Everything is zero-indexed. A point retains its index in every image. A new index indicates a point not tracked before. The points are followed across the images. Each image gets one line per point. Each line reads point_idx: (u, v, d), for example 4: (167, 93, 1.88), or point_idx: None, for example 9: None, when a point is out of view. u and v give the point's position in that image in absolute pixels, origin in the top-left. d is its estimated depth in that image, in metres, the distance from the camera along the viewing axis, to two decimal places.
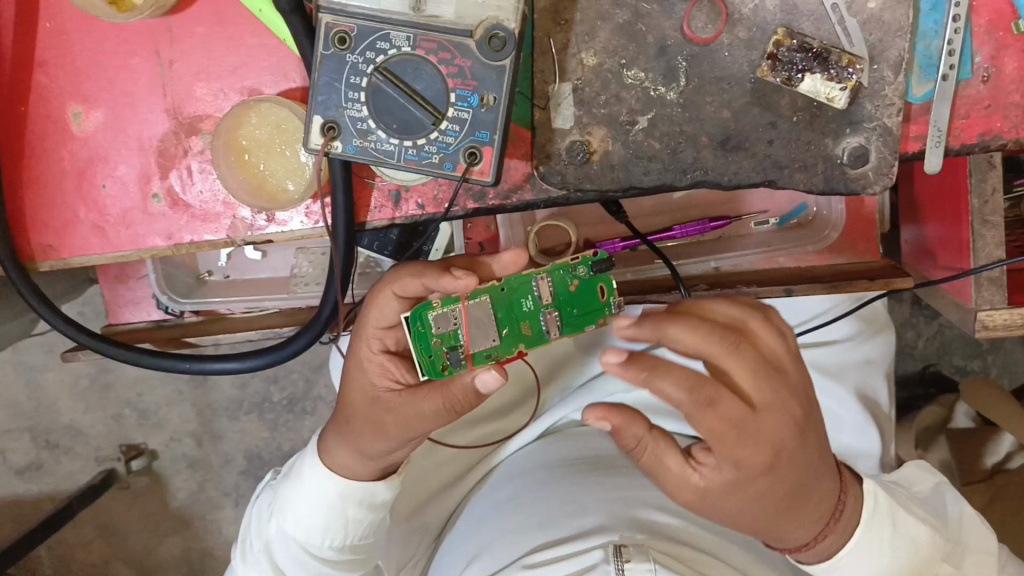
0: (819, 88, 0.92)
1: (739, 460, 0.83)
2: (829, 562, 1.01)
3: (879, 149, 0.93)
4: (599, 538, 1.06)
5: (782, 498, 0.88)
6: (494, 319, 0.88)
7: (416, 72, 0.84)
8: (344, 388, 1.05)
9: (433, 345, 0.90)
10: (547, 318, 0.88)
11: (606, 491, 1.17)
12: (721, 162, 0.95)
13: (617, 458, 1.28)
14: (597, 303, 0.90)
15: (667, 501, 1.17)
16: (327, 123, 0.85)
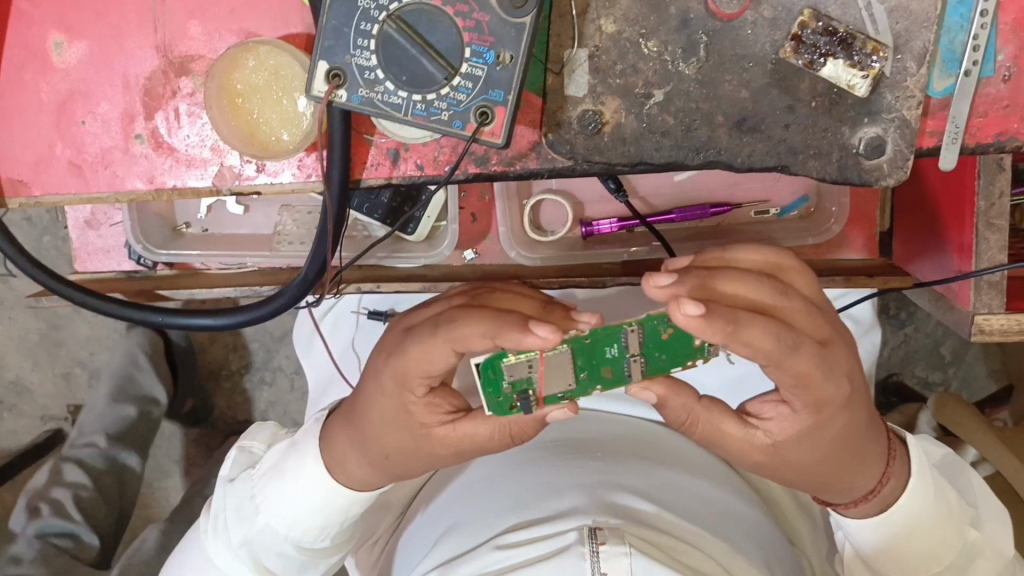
0: (840, 74, 0.91)
1: (814, 403, 0.87)
2: (886, 513, 1.06)
3: (895, 141, 0.92)
4: (574, 519, 1.08)
5: (843, 443, 0.94)
6: (575, 369, 0.83)
7: (431, 24, 0.84)
8: (368, 412, 0.97)
9: (505, 388, 0.85)
10: (632, 365, 0.84)
11: (583, 474, 1.19)
12: (736, 143, 0.94)
13: (595, 443, 1.32)
14: (690, 349, 0.85)
15: (642, 487, 1.18)
16: (333, 70, 0.86)
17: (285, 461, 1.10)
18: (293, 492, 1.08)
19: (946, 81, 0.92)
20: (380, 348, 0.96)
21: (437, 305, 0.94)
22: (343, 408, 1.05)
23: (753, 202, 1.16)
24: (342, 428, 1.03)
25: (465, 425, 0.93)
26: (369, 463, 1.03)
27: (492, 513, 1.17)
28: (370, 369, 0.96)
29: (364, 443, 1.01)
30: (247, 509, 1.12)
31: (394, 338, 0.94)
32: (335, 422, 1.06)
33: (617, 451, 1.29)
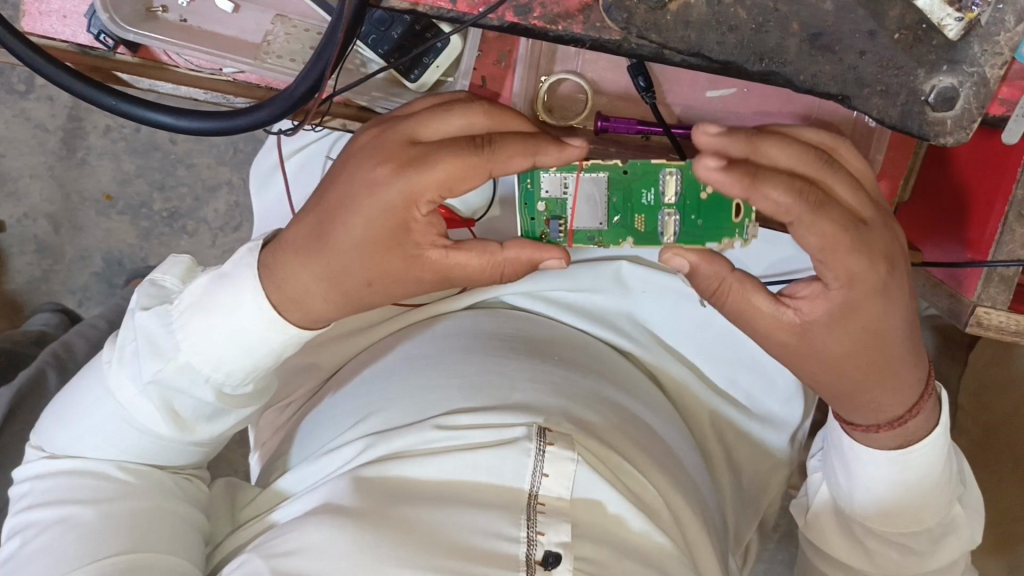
0: (935, 9, 0.82)
1: (853, 278, 0.84)
2: (902, 450, 1.01)
3: (968, 98, 0.85)
4: (527, 415, 1.02)
5: (874, 345, 0.91)
6: (608, 202, 0.94)
7: None
8: (348, 229, 0.87)
9: (540, 211, 0.96)
10: (664, 219, 0.94)
11: (540, 373, 1.11)
12: (805, 59, 0.85)
13: (558, 345, 1.21)
14: (727, 223, 0.94)
15: (597, 402, 1.11)
16: None
17: (212, 295, 0.94)
18: (227, 326, 0.93)
19: None
20: (365, 155, 0.87)
21: (426, 113, 0.87)
22: (313, 207, 0.93)
23: None
24: (308, 238, 0.90)
25: (458, 255, 0.89)
26: (337, 286, 0.91)
27: (436, 391, 1.08)
28: (354, 179, 0.87)
29: (342, 262, 0.89)
30: (155, 341, 0.96)
31: (384, 147, 0.86)
32: (296, 239, 0.92)
33: (571, 356, 1.19)
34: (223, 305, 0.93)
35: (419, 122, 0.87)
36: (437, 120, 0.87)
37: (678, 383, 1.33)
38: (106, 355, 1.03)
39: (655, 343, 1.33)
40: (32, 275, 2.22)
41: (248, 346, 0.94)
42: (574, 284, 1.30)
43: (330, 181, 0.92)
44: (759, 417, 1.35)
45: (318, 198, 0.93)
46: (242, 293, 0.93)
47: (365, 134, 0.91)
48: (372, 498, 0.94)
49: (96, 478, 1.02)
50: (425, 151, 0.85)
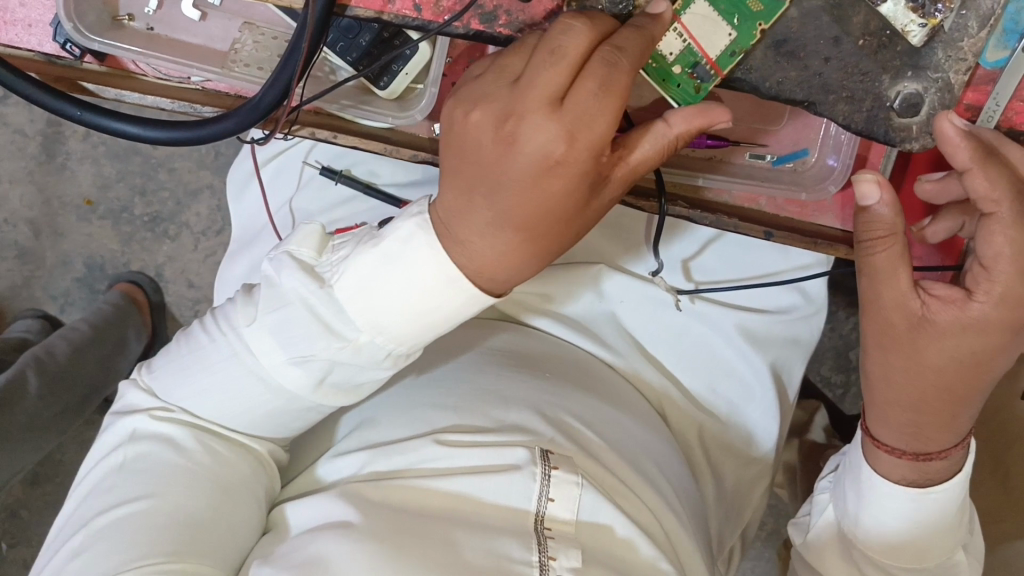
0: (898, 15, 0.82)
1: (1004, 294, 0.83)
2: (918, 491, 0.98)
3: (933, 103, 0.85)
4: (523, 435, 0.96)
5: (978, 366, 0.89)
6: (718, 16, 0.84)
7: None
8: (520, 180, 0.80)
9: (670, 74, 0.88)
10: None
11: (533, 389, 1.06)
12: (770, 64, 0.85)
13: (549, 362, 1.17)
14: None
15: (586, 412, 1.07)
16: None
17: (380, 268, 0.84)
18: (399, 297, 0.84)
19: (1001, 53, 0.85)
20: (518, 127, 0.78)
21: (550, 64, 0.76)
22: (447, 178, 0.84)
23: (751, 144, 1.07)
24: (460, 204, 0.83)
25: (638, 155, 0.83)
26: (513, 239, 0.83)
27: (423, 408, 1.02)
28: (513, 154, 0.79)
29: (515, 210, 0.81)
30: (326, 321, 0.87)
31: (535, 131, 0.77)
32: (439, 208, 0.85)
33: (560, 369, 1.16)
34: (401, 275, 0.84)
35: (548, 75, 0.76)
36: (563, 62, 0.76)
37: (659, 395, 1.29)
38: (244, 322, 0.92)
39: (632, 354, 1.29)
40: (13, 281, 2.21)
41: (423, 318, 0.85)
42: (558, 298, 1.33)
43: (453, 150, 0.84)
44: (736, 425, 1.32)
45: (450, 163, 0.84)
46: (409, 261, 0.84)
47: (470, 110, 0.81)
48: (386, 519, 0.85)
49: (173, 448, 0.92)
50: (578, 105, 0.76)
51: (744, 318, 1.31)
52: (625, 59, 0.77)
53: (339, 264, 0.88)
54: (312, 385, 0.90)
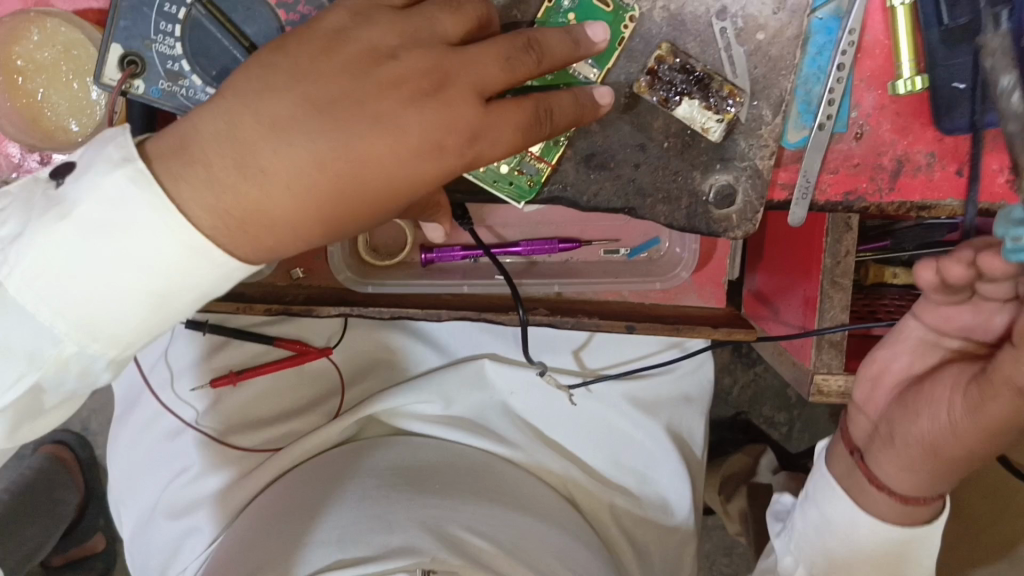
0: (695, 116, 0.85)
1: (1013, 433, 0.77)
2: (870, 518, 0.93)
3: (746, 192, 0.87)
4: (405, 557, 0.94)
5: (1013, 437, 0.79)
6: None
7: (247, 13, 0.74)
8: (250, 164, 0.67)
9: (499, 176, 0.88)
10: (577, 65, 0.84)
11: (418, 508, 1.04)
12: (583, 179, 0.87)
13: (437, 471, 1.16)
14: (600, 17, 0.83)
15: (479, 523, 1.05)
16: (128, 56, 0.72)
17: (83, 239, 0.69)
18: (93, 289, 0.70)
19: (800, 133, 0.89)
20: (410, 68, 0.70)
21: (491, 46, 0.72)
22: (265, 84, 0.68)
23: (602, 240, 1.09)
24: (285, 121, 0.67)
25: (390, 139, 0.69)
26: (313, 197, 0.68)
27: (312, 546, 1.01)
28: (416, 103, 0.70)
29: (357, 155, 0.68)
30: (5, 332, 0.73)
31: (466, 68, 0.71)
32: (173, 135, 0.69)
33: (449, 477, 1.15)
34: (123, 242, 0.67)
35: (487, 69, 0.72)
36: (512, 71, 0.73)
37: (566, 483, 1.29)
38: None
39: (532, 444, 1.29)
40: None
41: (144, 298, 0.70)
42: (446, 401, 1.31)
43: (326, 57, 0.70)
44: (649, 496, 1.31)
45: (301, 59, 0.69)
46: (120, 225, 0.67)
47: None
48: None
49: None
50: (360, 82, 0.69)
51: (633, 389, 1.33)
52: (553, 103, 0.75)
53: (17, 244, 0.70)
54: (14, 414, 0.78)
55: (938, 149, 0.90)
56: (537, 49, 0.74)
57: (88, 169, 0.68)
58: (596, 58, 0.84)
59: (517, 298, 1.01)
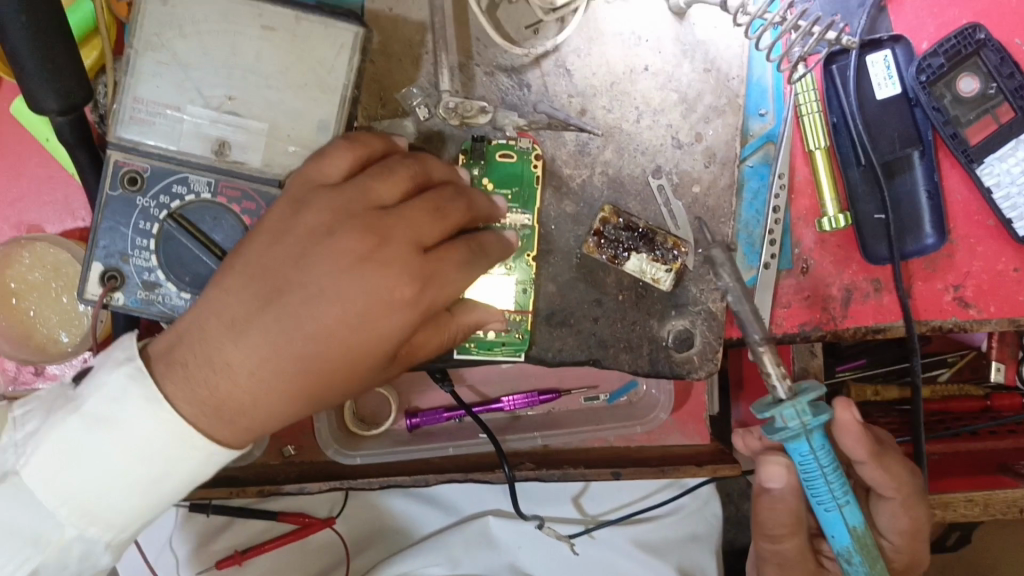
0: (645, 268, 0.90)
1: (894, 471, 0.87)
2: None
3: (704, 333, 0.91)
4: None
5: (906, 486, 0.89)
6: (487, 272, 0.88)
7: (216, 220, 0.79)
8: (217, 359, 0.67)
9: (490, 343, 0.89)
10: (509, 217, 0.88)
11: None
12: (547, 337, 0.91)
13: None
14: (518, 170, 0.87)
15: None
16: (107, 272, 0.78)
17: (86, 441, 0.69)
18: (97, 485, 0.69)
19: (749, 274, 0.94)
20: (343, 238, 0.67)
21: (423, 202, 0.71)
22: (225, 285, 0.68)
23: (580, 388, 1.11)
24: (243, 315, 0.67)
25: (340, 307, 0.66)
26: (278, 385, 0.67)
27: None
28: (357, 270, 0.66)
29: (313, 333, 0.66)
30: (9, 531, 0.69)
31: (402, 227, 0.69)
32: (163, 340, 0.70)
33: None
34: (131, 440, 0.68)
35: (421, 224, 0.70)
36: (443, 222, 0.71)
37: None
38: None
39: None
40: None
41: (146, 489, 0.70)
42: (453, 563, 1.30)
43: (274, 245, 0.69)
44: None
45: (252, 253, 0.69)
46: (122, 424, 0.68)
47: (309, 173, 0.72)
48: None
49: None
50: (303, 257, 0.67)
51: (637, 532, 1.32)
52: (495, 241, 0.77)
53: (28, 445, 0.70)
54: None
55: (884, 275, 0.95)
56: (466, 198, 0.75)
57: (97, 372, 0.70)
58: (524, 205, 0.88)
59: (502, 454, 1.03)
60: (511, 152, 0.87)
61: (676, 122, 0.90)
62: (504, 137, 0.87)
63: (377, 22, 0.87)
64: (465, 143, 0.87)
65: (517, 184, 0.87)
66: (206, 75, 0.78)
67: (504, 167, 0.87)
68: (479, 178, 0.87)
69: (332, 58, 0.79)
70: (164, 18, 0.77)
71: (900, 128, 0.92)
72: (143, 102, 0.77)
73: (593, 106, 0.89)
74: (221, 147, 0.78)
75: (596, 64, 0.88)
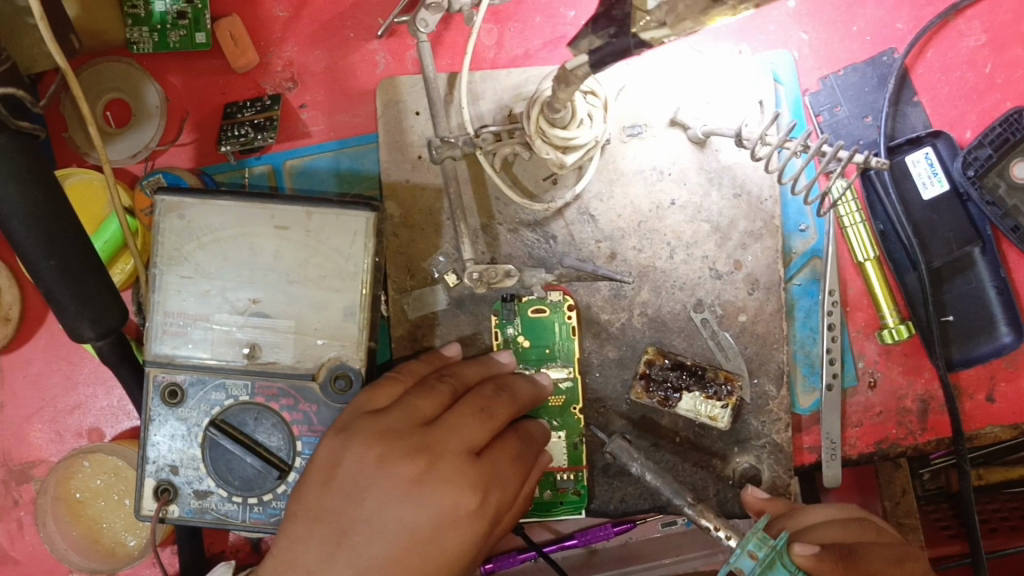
0: (699, 407, 0.85)
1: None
2: None
3: (772, 468, 0.86)
4: None
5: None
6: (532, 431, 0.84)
7: (257, 421, 0.79)
8: None
9: (548, 502, 0.85)
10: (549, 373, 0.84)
11: None
12: (606, 488, 0.87)
13: None
14: (547, 323, 0.84)
15: None
16: (160, 485, 0.79)
17: None
18: None
19: (811, 396, 0.89)
20: (399, 458, 0.64)
21: (467, 409, 0.69)
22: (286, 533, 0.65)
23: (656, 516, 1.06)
24: (314, 565, 0.64)
25: (410, 538, 0.62)
26: None
27: None
28: (417, 488, 0.63)
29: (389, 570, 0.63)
30: None
31: (453, 437, 0.66)
32: None
33: None
34: None
35: (471, 427, 0.67)
36: (491, 422, 0.69)
37: None
38: None
39: None
40: None
41: None
42: None
43: (328, 487, 0.65)
44: None
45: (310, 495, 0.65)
46: None
47: (353, 409, 0.69)
48: None
49: None
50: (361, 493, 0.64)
51: None
52: (540, 427, 0.76)
53: None
54: None
55: (960, 380, 0.89)
56: (506, 390, 0.73)
57: None
58: (564, 359, 0.84)
59: None
60: (543, 305, 0.84)
61: (711, 252, 0.87)
62: (534, 294, 0.84)
63: (395, 194, 0.87)
64: (496, 303, 0.85)
65: (552, 338, 0.84)
66: (229, 281, 0.78)
67: (538, 322, 0.84)
68: (514, 336, 0.84)
69: (347, 245, 0.78)
70: (182, 232, 0.78)
71: (954, 226, 0.86)
72: (174, 314, 0.78)
73: (623, 248, 0.86)
74: (252, 349, 0.78)
75: (620, 206, 0.86)
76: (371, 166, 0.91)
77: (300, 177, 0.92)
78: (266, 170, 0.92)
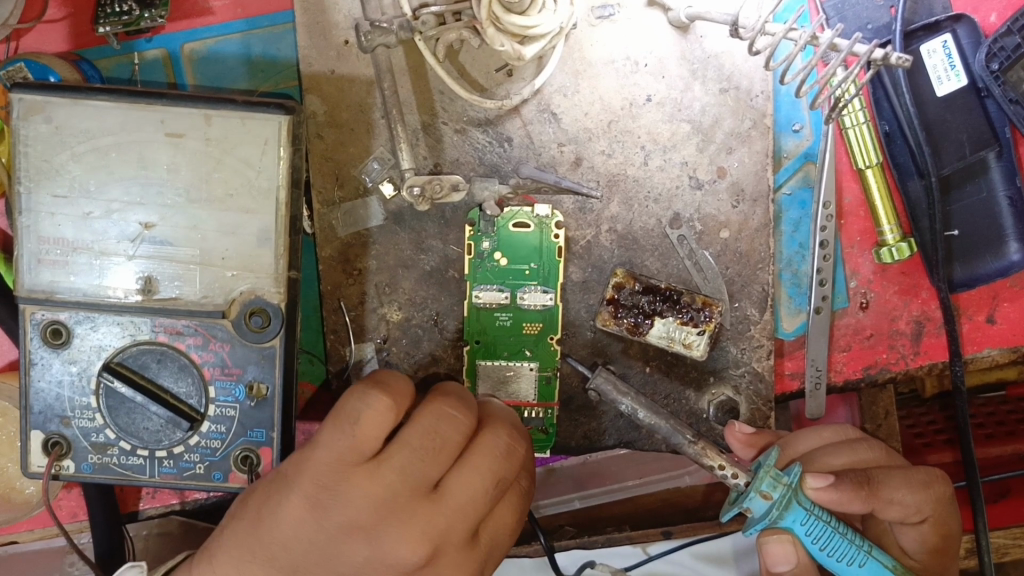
0: (673, 332, 0.78)
1: (919, 502, 0.71)
2: None
3: (749, 399, 0.81)
4: None
5: (936, 494, 0.73)
6: (505, 356, 0.78)
7: (161, 363, 0.67)
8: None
9: None
10: (528, 296, 0.77)
11: None
12: (568, 425, 0.81)
13: None
14: (529, 241, 0.77)
15: None
16: (51, 439, 0.68)
17: None
18: None
19: (796, 319, 0.84)
20: (394, 550, 0.62)
21: (473, 470, 0.64)
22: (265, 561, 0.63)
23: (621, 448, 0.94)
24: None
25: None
26: None
27: None
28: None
29: None
30: None
31: (452, 521, 0.63)
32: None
33: None
34: None
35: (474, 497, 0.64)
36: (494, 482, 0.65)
37: None
38: None
39: None
40: None
41: None
42: None
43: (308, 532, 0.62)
44: None
45: (294, 528, 0.62)
46: None
47: (342, 440, 0.63)
48: None
49: None
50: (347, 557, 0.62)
51: None
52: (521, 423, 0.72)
53: None
54: None
55: (959, 302, 0.90)
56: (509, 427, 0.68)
57: None
58: (546, 281, 0.78)
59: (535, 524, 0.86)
60: (527, 220, 0.77)
61: (691, 157, 0.79)
62: (519, 209, 0.77)
63: (319, 87, 0.78)
64: (473, 212, 0.77)
65: (533, 259, 0.77)
66: (114, 197, 0.65)
67: (519, 238, 0.77)
68: (490, 252, 0.77)
69: (257, 157, 0.65)
70: (50, 140, 0.64)
71: (970, 128, 0.84)
72: (49, 241, 0.65)
73: (589, 152, 0.79)
74: (148, 283, 0.66)
75: (588, 102, 0.79)
76: (286, 51, 0.81)
77: (201, 64, 0.81)
78: (159, 55, 0.81)
